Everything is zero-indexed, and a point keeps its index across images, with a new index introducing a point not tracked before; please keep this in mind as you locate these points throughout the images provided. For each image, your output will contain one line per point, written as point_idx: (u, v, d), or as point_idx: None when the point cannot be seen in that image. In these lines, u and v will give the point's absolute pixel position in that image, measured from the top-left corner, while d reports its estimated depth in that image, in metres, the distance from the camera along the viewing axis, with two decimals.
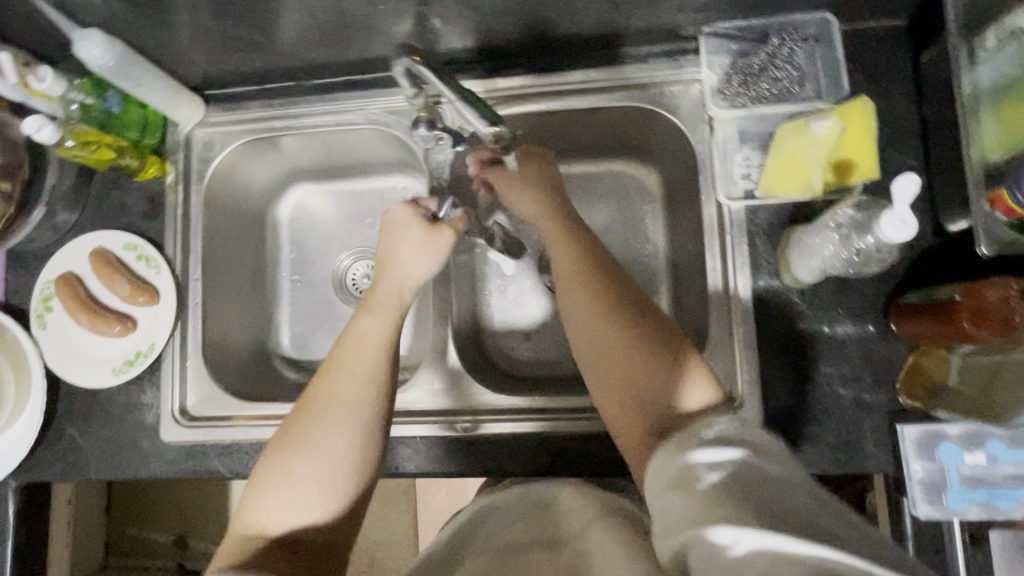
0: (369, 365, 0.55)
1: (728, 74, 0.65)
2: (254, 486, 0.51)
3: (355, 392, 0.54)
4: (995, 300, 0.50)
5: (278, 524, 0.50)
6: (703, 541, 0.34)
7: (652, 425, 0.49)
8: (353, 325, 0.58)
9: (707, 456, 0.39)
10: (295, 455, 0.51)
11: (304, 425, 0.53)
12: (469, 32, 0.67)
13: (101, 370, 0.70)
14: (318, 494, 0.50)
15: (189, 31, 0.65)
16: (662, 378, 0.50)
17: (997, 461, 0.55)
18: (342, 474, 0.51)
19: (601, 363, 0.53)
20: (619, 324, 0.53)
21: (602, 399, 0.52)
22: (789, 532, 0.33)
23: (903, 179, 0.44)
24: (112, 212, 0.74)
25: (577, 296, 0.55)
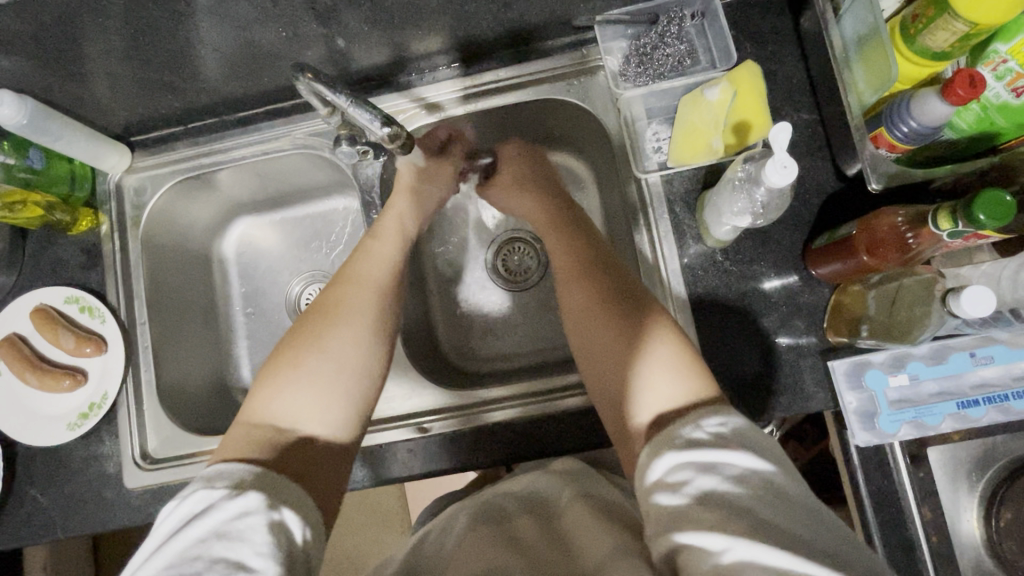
0: (378, 277, 0.60)
1: (626, 57, 0.68)
2: (264, 384, 0.53)
3: (365, 299, 0.58)
4: (886, 229, 0.54)
5: (292, 419, 0.51)
6: (690, 545, 0.36)
7: (638, 421, 0.49)
8: (363, 247, 0.64)
9: (694, 457, 0.41)
10: (308, 352, 0.54)
11: (317, 327, 0.56)
12: (378, 49, 0.69)
13: (55, 427, 0.69)
14: (329, 390, 0.52)
15: (103, 79, 0.67)
16: (648, 372, 0.50)
17: (919, 379, 0.59)
18: (353, 372, 0.54)
19: (595, 356, 0.55)
20: (609, 317, 0.54)
21: (602, 394, 0.54)
22: (779, 545, 0.34)
23: (776, 128, 0.48)
24: (50, 269, 0.74)
25: (574, 291, 0.58)
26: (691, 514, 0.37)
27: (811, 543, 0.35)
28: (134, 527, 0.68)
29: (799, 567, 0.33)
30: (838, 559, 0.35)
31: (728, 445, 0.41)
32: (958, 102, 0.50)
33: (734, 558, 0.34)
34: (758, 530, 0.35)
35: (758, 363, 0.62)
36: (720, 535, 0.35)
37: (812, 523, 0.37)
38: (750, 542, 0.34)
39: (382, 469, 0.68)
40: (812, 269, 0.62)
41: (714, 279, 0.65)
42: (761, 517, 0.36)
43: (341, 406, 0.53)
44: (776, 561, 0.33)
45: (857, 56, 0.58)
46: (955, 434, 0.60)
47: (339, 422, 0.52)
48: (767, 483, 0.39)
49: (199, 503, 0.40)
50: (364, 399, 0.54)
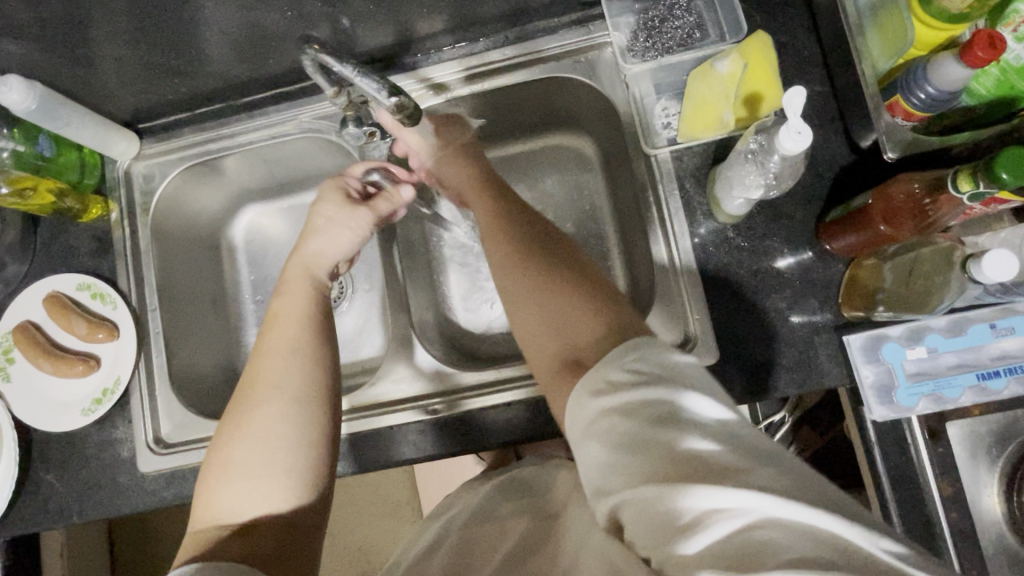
0: (291, 338, 0.56)
1: (634, 32, 0.67)
2: (205, 484, 0.51)
3: (280, 370, 0.54)
4: (903, 198, 0.53)
5: (240, 511, 0.49)
6: (633, 500, 0.35)
7: (563, 362, 0.46)
8: (274, 309, 0.60)
9: (697, 407, 0.37)
10: (232, 442, 0.51)
11: (239, 410, 0.53)
12: (383, 29, 0.69)
13: (70, 413, 0.70)
14: (262, 474, 0.50)
15: (110, 63, 0.67)
16: (573, 308, 0.47)
17: (938, 352, 0.58)
18: (286, 445, 0.51)
19: (515, 306, 0.51)
20: (530, 266, 0.51)
21: (526, 341, 0.50)
22: (717, 484, 0.33)
23: (790, 92, 0.47)
24: (62, 257, 0.75)
25: (497, 246, 0.55)
26: (629, 466, 0.36)
27: (740, 471, 0.34)
28: (149, 511, 0.68)
29: (740, 503, 0.32)
30: (762, 480, 0.33)
31: (657, 384, 0.39)
32: (977, 64, 0.48)
33: (662, 509, 0.33)
34: (683, 471, 0.34)
35: (772, 340, 0.61)
36: (656, 485, 0.34)
37: (741, 448, 0.35)
38: (684, 487, 0.33)
39: (393, 452, 0.68)
40: (827, 244, 0.61)
41: (726, 255, 0.64)
42: (689, 454, 0.35)
43: (281, 481, 0.50)
44: (700, 501, 0.33)
45: (872, 24, 0.58)
46: (975, 407, 0.59)
47: (289, 494, 0.50)
48: (696, 419, 0.36)
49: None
50: (312, 468, 0.52)
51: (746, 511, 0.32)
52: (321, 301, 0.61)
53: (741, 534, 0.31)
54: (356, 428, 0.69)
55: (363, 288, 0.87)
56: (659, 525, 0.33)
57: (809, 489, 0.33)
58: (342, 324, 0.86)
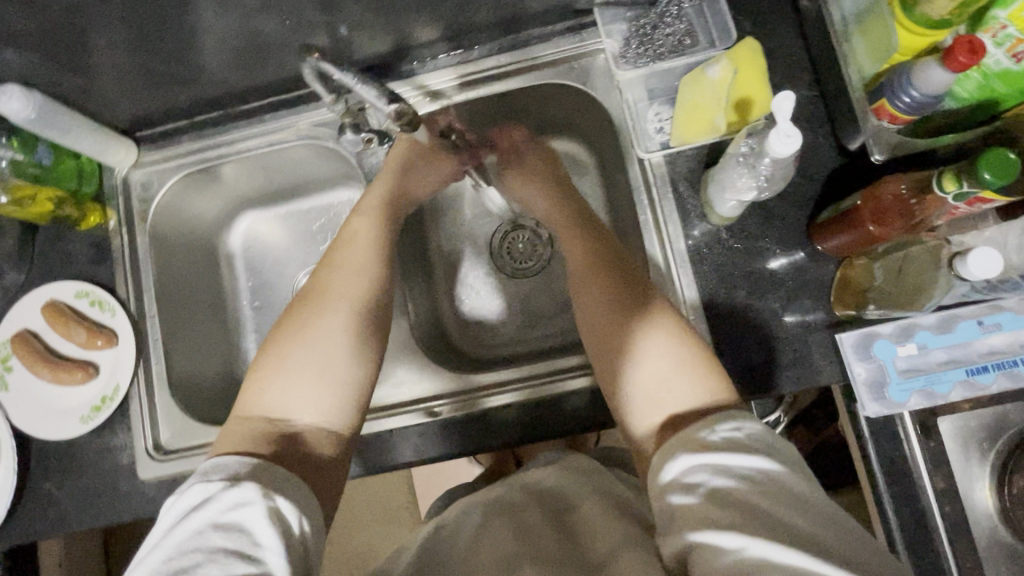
0: (364, 259, 0.58)
1: (626, 40, 0.68)
2: (252, 378, 0.51)
3: (352, 284, 0.56)
4: (890, 198, 0.54)
5: (288, 411, 0.49)
6: (707, 545, 0.37)
7: (653, 420, 0.49)
8: (346, 231, 0.62)
9: (767, 466, 0.40)
10: (294, 342, 0.51)
11: (304, 313, 0.53)
12: (380, 37, 0.70)
13: (68, 421, 0.70)
14: (317, 380, 0.50)
15: (109, 72, 0.68)
16: (667, 370, 0.49)
17: (928, 348, 0.59)
18: (345, 359, 0.51)
19: (607, 352, 0.54)
20: (624, 318, 0.53)
21: (613, 391, 0.53)
22: (803, 550, 0.35)
23: (780, 96, 0.49)
24: (60, 264, 0.75)
25: (591, 290, 0.57)
26: (708, 514, 0.38)
27: (830, 546, 0.35)
28: (149, 518, 0.68)
29: (826, 572, 0.33)
30: (848, 557, 0.35)
31: (743, 448, 0.41)
32: (960, 69, 0.50)
33: (749, 560, 0.35)
34: (774, 533, 0.36)
35: (766, 339, 0.62)
36: (736, 534, 0.36)
37: (829, 525, 0.37)
38: (767, 543, 0.35)
39: (393, 455, 0.69)
40: (818, 245, 0.62)
41: (720, 257, 0.65)
42: (772, 514, 0.37)
43: (334, 395, 0.50)
44: (790, 560, 0.34)
45: (856, 28, 0.60)
46: (965, 403, 0.61)
47: (336, 409, 0.50)
48: (786, 488, 0.39)
49: (197, 496, 0.40)
50: (360, 388, 0.52)
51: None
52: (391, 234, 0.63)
53: None
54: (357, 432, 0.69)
55: None
56: (744, 571, 0.34)
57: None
58: None
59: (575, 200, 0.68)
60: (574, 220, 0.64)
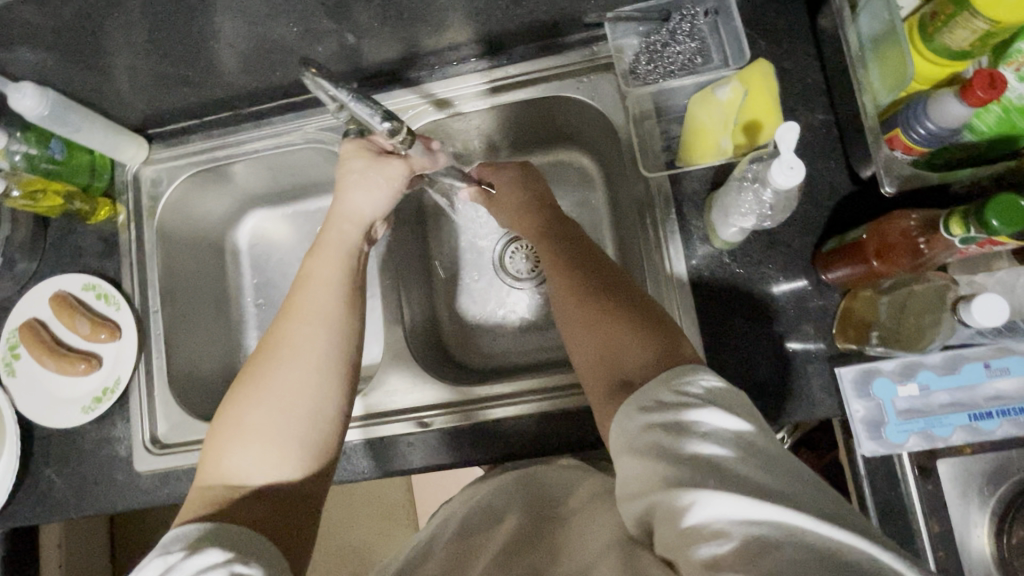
0: (325, 306, 0.57)
1: (636, 55, 0.67)
2: (213, 441, 0.52)
3: (311, 338, 0.55)
4: (897, 235, 0.52)
5: (246, 473, 0.50)
6: (664, 505, 0.37)
7: (612, 382, 0.49)
8: (303, 274, 0.59)
9: (716, 421, 0.40)
10: (247, 404, 0.52)
11: (258, 371, 0.54)
12: (388, 45, 0.70)
13: (71, 410, 0.72)
14: (274, 443, 0.51)
15: (122, 72, 0.68)
16: (626, 334, 0.50)
17: (930, 389, 0.57)
18: (299, 415, 0.52)
19: (572, 329, 0.55)
20: (586, 297, 0.55)
21: (581, 365, 0.54)
22: (754, 497, 0.35)
23: (783, 127, 0.47)
24: (69, 256, 0.76)
25: (559, 276, 0.58)
26: (667, 471, 0.38)
27: (778, 490, 0.36)
28: (143, 509, 0.70)
29: (774, 516, 0.34)
30: (796, 500, 0.36)
31: (703, 404, 0.41)
32: (977, 103, 0.48)
33: (701, 514, 0.35)
34: (724, 483, 0.36)
35: (761, 367, 0.61)
36: (688, 490, 0.36)
37: (779, 472, 0.38)
38: (716, 494, 0.36)
39: (383, 462, 0.69)
40: (822, 274, 0.61)
41: (720, 281, 0.64)
42: (728, 469, 0.37)
43: (294, 453, 0.51)
44: (741, 509, 0.35)
45: (873, 55, 0.56)
46: (966, 446, 0.59)
47: (297, 467, 0.52)
48: (740, 441, 0.39)
49: (155, 569, 0.40)
50: (319, 442, 0.53)
51: (782, 523, 0.34)
52: (353, 271, 0.60)
53: (761, 540, 0.33)
54: (350, 437, 0.70)
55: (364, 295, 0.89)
56: (697, 528, 0.35)
57: (838, 515, 0.35)
58: None
59: (555, 213, 0.67)
60: (554, 224, 0.65)
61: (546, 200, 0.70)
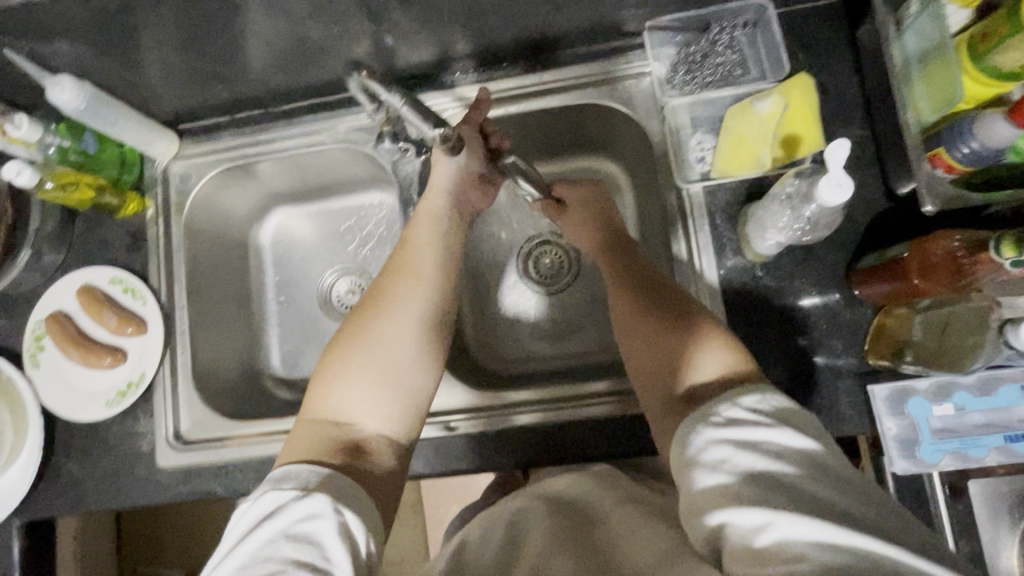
0: (429, 267, 0.61)
1: (674, 64, 0.68)
2: (320, 381, 0.54)
3: (419, 293, 0.59)
4: (940, 254, 0.52)
5: (353, 412, 0.52)
6: (733, 525, 0.36)
7: (672, 397, 0.50)
8: (405, 241, 0.64)
9: (786, 440, 0.40)
10: (359, 347, 0.55)
11: (368, 318, 0.57)
12: (424, 47, 0.70)
13: (95, 403, 0.72)
14: (384, 385, 0.53)
15: (158, 67, 0.68)
16: (688, 352, 0.51)
17: (965, 410, 0.57)
18: (407, 362, 0.55)
19: (631, 341, 0.56)
20: (647, 311, 0.56)
21: (639, 380, 0.54)
22: (830, 521, 0.35)
23: (834, 145, 0.47)
24: (96, 249, 0.76)
25: (620, 291, 0.60)
26: (736, 490, 0.38)
27: (853, 514, 0.36)
28: (164, 504, 0.70)
29: (853, 541, 0.34)
30: (870, 524, 0.35)
31: (774, 424, 0.41)
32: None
33: (776, 536, 0.34)
34: (795, 504, 0.36)
35: (792, 381, 0.61)
36: (760, 510, 0.36)
37: (853, 496, 0.37)
38: (791, 516, 0.35)
39: (406, 466, 0.69)
40: (855, 289, 0.61)
41: (752, 294, 0.64)
42: (801, 489, 0.37)
43: (399, 398, 0.53)
44: (819, 533, 0.34)
45: (918, 73, 0.56)
46: (999, 467, 0.58)
47: (400, 413, 0.53)
48: (811, 461, 0.39)
49: (268, 504, 0.42)
50: (419, 393, 0.55)
51: (861, 549, 0.33)
52: (448, 243, 0.65)
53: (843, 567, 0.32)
54: None
55: None
56: (773, 548, 0.34)
57: (918, 543, 0.35)
58: None
59: (616, 234, 0.67)
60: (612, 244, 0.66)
61: (605, 220, 0.70)
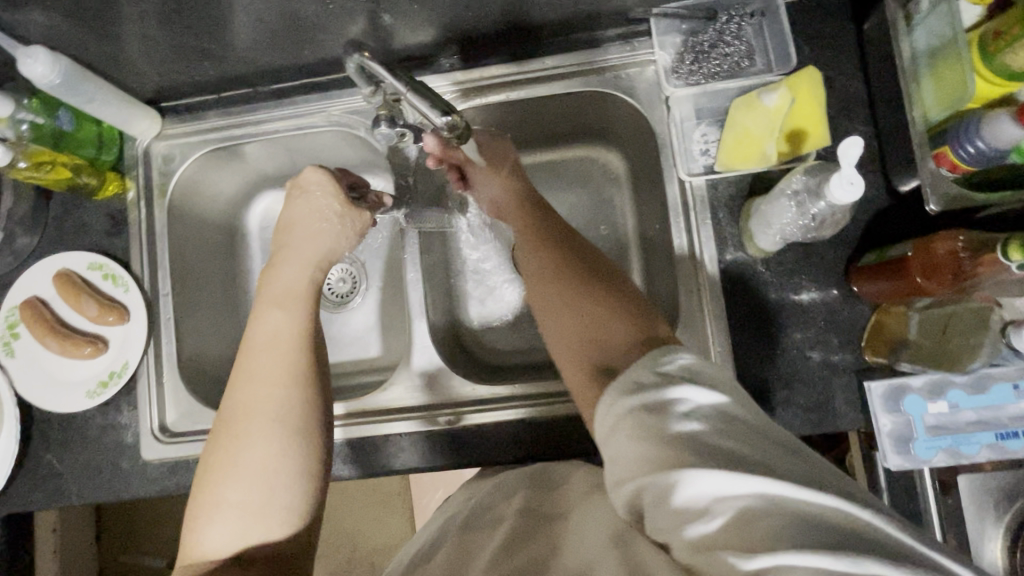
0: (284, 361, 0.54)
1: (680, 53, 0.66)
2: (190, 517, 0.50)
3: (277, 398, 0.52)
4: (945, 254, 0.52)
5: (229, 544, 0.48)
6: (653, 486, 0.37)
7: (593, 365, 0.48)
8: (255, 334, 0.56)
9: (694, 395, 0.39)
10: (221, 480, 0.49)
11: (226, 443, 0.51)
12: (423, 28, 0.67)
13: (74, 394, 0.69)
14: (260, 508, 0.49)
15: (138, 40, 0.64)
16: (606, 317, 0.50)
17: (959, 407, 0.57)
18: (282, 478, 0.50)
19: (549, 306, 0.54)
20: (566, 275, 0.54)
21: (558, 346, 0.52)
22: (737, 470, 0.35)
23: (846, 142, 0.46)
24: (74, 232, 0.73)
25: (537, 257, 0.58)
26: (650, 453, 0.38)
27: (762, 462, 0.36)
28: (148, 499, 0.68)
29: (759, 488, 0.34)
30: (780, 468, 0.36)
31: (677, 382, 0.41)
32: None
33: (687, 495, 0.35)
34: (707, 457, 0.36)
35: (789, 376, 0.61)
36: (673, 470, 0.36)
37: (755, 441, 0.38)
38: (701, 472, 0.35)
39: (400, 458, 0.68)
40: (854, 286, 0.61)
41: (751, 287, 0.63)
42: (713, 444, 0.37)
43: (279, 516, 0.49)
44: (724, 487, 0.35)
45: (927, 69, 0.56)
46: (987, 462, 0.60)
47: (286, 525, 0.50)
48: (719, 414, 0.39)
49: None
50: (306, 500, 0.51)
51: (766, 493, 0.34)
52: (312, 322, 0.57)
53: (749, 514, 0.34)
54: (365, 431, 0.68)
55: (376, 283, 0.87)
56: (685, 508, 0.35)
57: (818, 480, 0.36)
58: (352, 321, 0.86)
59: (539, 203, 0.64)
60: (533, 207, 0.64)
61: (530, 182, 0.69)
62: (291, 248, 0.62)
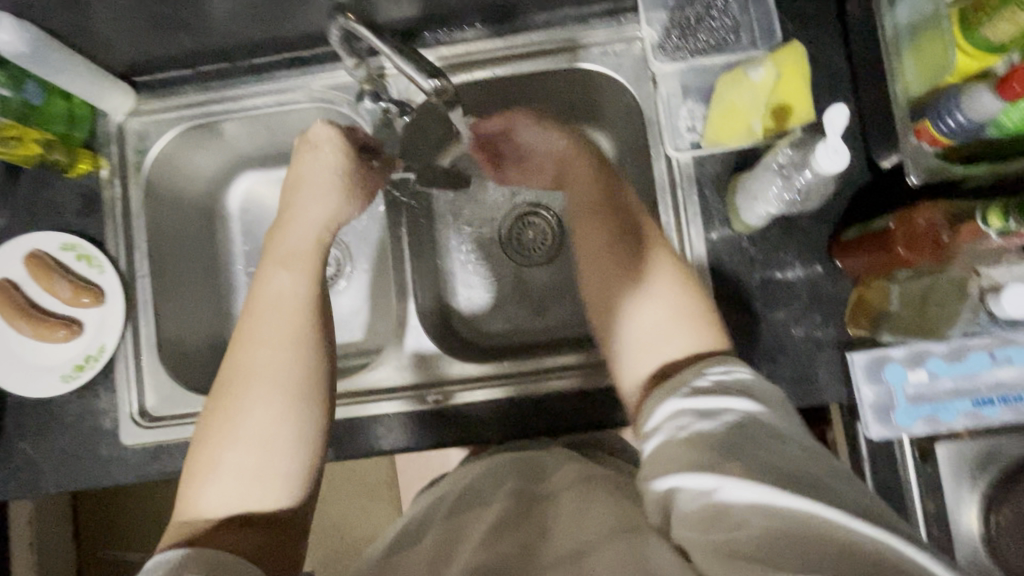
0: (288, 323, 0.53)
1: (667, 28, 0.67)
2: (188, 478, 0.48)
3: (281, 363, 0.51)
4: (925, 225, 0.53)
5: (226, 506, 0.47)
6: (687, 488, 0.39)
7: (644, 366, 0.52)
8: (260, 296, 0.55)
9: (738, 405, 0.42)
10: (221, 443, 0.48)
11: (226, 405, 0.50)
12: (407, 1, 0.66)
13: (47, 379, 0.66)
14: (260, 472, 0.48)
15: (109, 10, 0.62)
16: (663, 317, 0.52)
17: (938, 376, 0.57)
18: (283, 443, 0.49)
19: (601, 299, 0.56)
20: (622, 258, 0.56)
21: (607, 342, 0.56)
22: (776, 487, 0.37)
23: (834, 110, 0.47)
24: (43, 212, 0.70)
25: (591, 232, 0.59)
26: (687, 455, 0.41)
27: (802, 480, 0.37)
28: (129, 485, 0.66)
29: (797, 504, 0.35)
30: (822, 493, 0.37)
31: (727, 392, 0.44)
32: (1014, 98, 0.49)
33: (722, 498, 0.37)
34: (745, 468, 0.38)
35: (773, 351, 0.62)
36: (710, 474, 0.39)
37: (794, 462, 0.39)
38: (738, 480, 0.37)
39: (388, 440, 0.67)
40: (837, 262, 0.62)
41: (738, 264, 0.64)
42: (754, 457, 0.39)
43: (279, 482, 0.49)
44: (761, 498, 0.36)
45: (909, 45, 0.57)
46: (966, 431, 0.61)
47: (286, 492, 0.49)
48: (758, 424, 0.41)
49: None
50: (305, 468, 0.50)
51: (806, 513, 0.35)
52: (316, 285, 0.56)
53: (784, 525, 0.34)
54: (352, 413, 0.67)
55: (361, 265, 0.85)
56: (718, 510, 0.37)
57: (864, 511, 0.36)
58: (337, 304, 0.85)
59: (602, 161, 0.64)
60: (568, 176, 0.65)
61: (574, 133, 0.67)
62: (295, 210, 0.61)
